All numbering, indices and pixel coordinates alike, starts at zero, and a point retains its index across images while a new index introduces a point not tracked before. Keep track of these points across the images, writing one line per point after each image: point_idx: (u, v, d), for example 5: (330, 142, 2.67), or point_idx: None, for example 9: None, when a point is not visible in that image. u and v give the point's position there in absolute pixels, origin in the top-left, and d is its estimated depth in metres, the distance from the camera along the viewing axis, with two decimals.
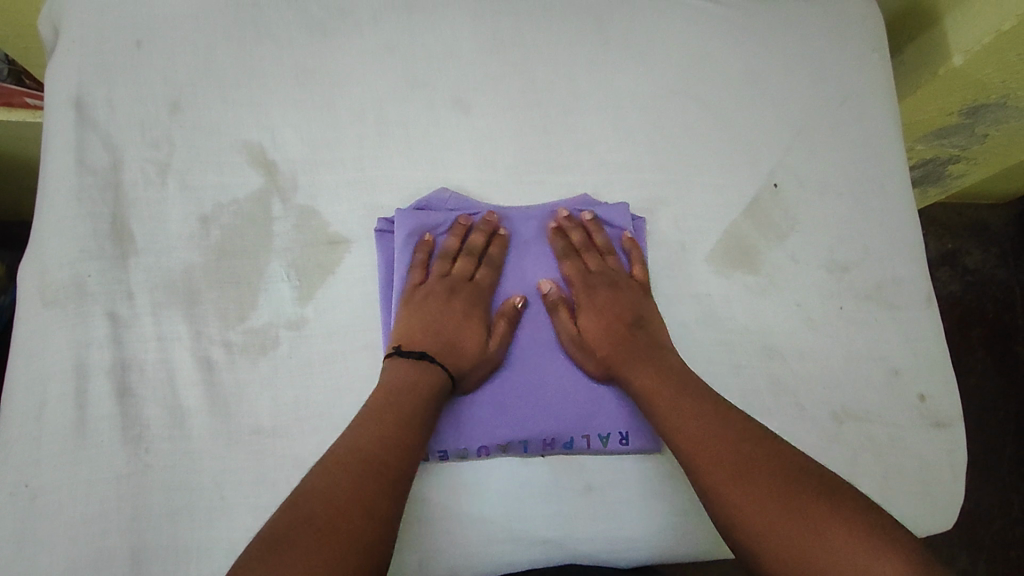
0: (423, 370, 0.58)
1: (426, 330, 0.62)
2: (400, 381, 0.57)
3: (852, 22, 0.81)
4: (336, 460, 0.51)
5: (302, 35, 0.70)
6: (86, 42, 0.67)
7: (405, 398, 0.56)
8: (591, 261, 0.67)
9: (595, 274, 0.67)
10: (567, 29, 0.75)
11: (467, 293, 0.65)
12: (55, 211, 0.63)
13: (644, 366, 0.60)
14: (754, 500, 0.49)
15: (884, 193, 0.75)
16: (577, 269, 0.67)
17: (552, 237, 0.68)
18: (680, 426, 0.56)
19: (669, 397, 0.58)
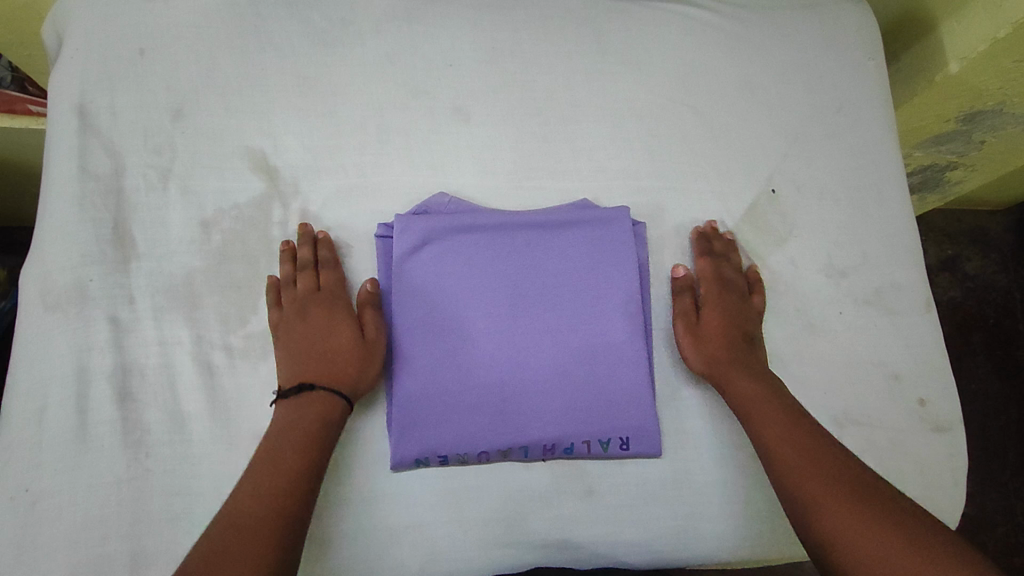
0: (310, 399, 0.57)
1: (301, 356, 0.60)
2: (288, 420, 0.57)
3: (849, 30, 0.81)
4: (218, 533, 0.50)
5: (304, 43, 0.71)
6: (90, 50, 0.68)
7: (288, 436, 0.55)
8: (728, 269, 0.69)
9: (728, 281, 0.68)
10: (567, 38, 0.75)
11: (318, 302, 0.62)
12: (58, 217, 0.63)
13: (755, 382, 0.62)
14: (846, 521, 0.51)
15: (882, 198, 0.75)
16: (712, 271, 0.69)
17: (701, 234, 0.70)
18: (773, 442, 0.58)
19: (768, 415, 0.60)
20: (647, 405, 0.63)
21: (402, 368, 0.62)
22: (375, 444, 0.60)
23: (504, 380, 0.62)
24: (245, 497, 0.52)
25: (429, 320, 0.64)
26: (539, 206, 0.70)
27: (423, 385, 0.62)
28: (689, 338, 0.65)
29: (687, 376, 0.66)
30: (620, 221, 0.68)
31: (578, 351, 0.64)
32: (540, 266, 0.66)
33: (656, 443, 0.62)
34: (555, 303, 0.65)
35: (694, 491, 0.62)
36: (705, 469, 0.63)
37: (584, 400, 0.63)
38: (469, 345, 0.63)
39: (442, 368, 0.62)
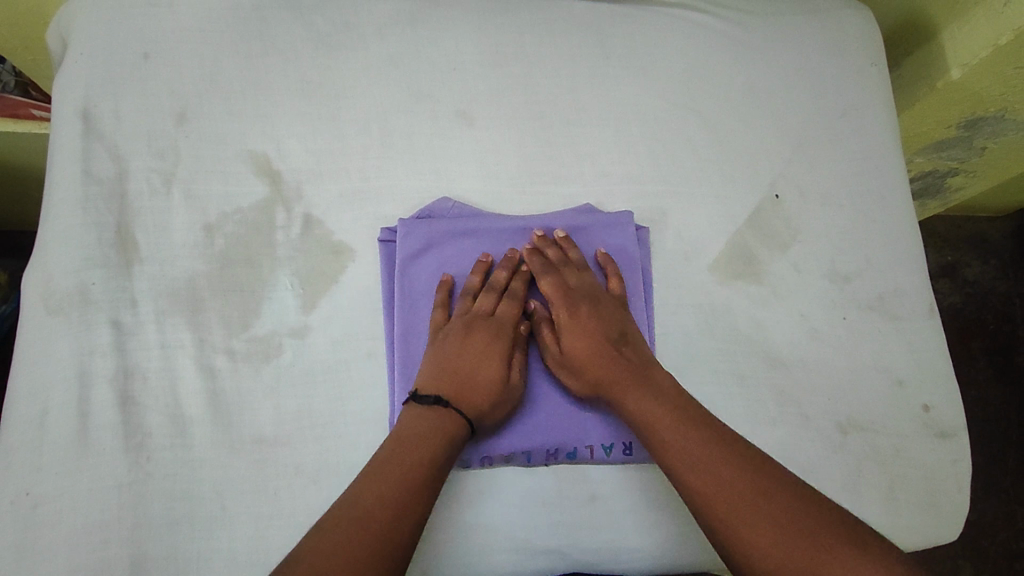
0: (441, 418, 0.55)
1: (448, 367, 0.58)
2: (420, 432, 0.54)
3: (851, 36, 0.82)
4: (336, 527, 0.48)
5: (308, 48, 0.71)
6: (94, 54, 0.68)
7: (417, 444, 0.53)
8: (570, 276, 0.64)
9: (574, 290, 0.63)
10: (569, 43, 0.76)
11: (487, 326, 0.61)
12: (61, 220, 0.63)
13: (638, 394, 0.57)
14: (770, 531, 0.48)
15: (885, 203, 0.75)
16: (555, 286, 0.63)
17: (529, 257, 0.65)
18: (677, 464, 0.53)
19: (663, 424, 0.55)
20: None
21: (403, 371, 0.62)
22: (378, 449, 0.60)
23: None
24: (366, 493, 0.50)
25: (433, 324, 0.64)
26: (541, 210, 0.70)
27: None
28: (560, 364, 0.61)
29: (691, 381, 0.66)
30: (624, 226, 0.69)
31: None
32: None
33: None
34: None
35: None
36: None
37: (581, 403, 0.63)
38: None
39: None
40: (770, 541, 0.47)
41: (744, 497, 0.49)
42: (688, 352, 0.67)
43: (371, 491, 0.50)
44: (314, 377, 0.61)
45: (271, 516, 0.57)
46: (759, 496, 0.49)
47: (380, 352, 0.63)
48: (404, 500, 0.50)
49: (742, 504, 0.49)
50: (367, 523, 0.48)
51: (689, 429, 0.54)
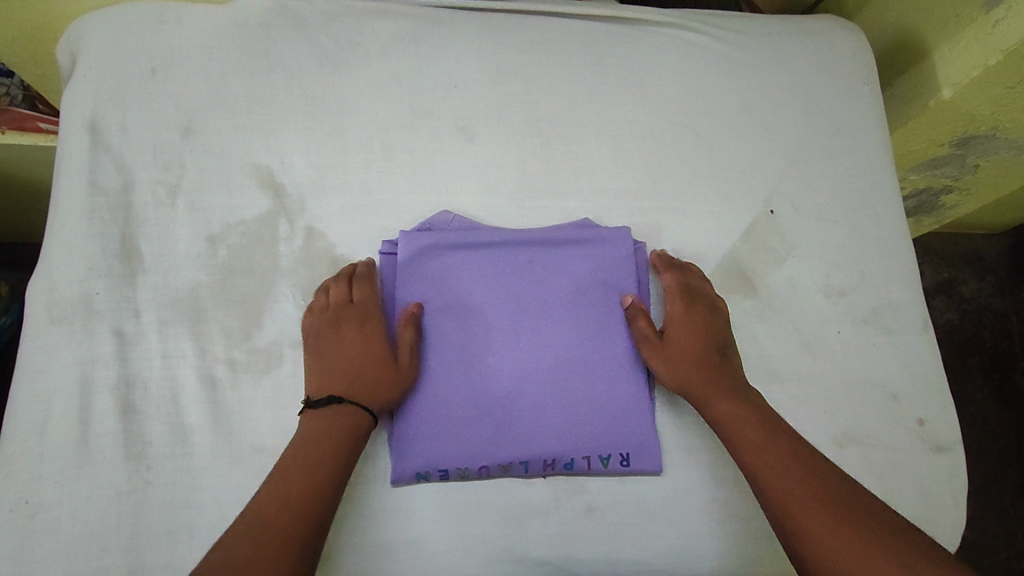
0: (340, 410, 0.58)
1: (330, 364, 0.61)
2: (319, 427, 0.57)
3: (844, 56, 0.83)
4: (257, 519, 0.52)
5: (312, 64, 0.72)
6: (103, 70, 0.70)
7: (319, 430, 0.57)
8: (690, 286, 0.68)
9: (694, 298, 0.67)
10: (568, 61, 0.77)
11: (348, 315, 0.63)
12: (66, 230, 0.64)
13: (728, 396, 0.62)
14: (821, 525, 0.53)
15: (878, 219, 0.76)
16: (678, 290, 0.68)
17: (657, 260, 0.70)
18: (748, 458, 0.58)
19: (739, 424, 0.60)
20: (647, 421, 0.64)
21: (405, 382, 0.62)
22: (378, 459, 0.60)
23: (505, 396, 0.63)
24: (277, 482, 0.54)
25: (436, 334, 0.64)
26: (539, 224, 0.71)
27: (428, 399, 0.62)
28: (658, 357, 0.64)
29: None
30: (621, 241, 0.69)
31: (580, 367, 0.65)
32: (545, 282, 0.67)
33: (655, 460, 0.63)
34: (558, 320, 0.66)
35: (694, 508, 0.62)
36: (705, 487, 0.63)
37: (592, 408, 0.63)
38: (478, 360, 0.64)
39: (447, 383, 0.63)
40: (836, 541, 0.52)
41: (801, 493, 0.55)
42: None
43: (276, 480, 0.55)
44: None
45: None
46: (825, 499, 0.54)
47: None
48: (315, 468, 0.55)
49: (801, 498, 0.54)
50: (296, 483, 0.54)
51: (755, 424, 0.60)
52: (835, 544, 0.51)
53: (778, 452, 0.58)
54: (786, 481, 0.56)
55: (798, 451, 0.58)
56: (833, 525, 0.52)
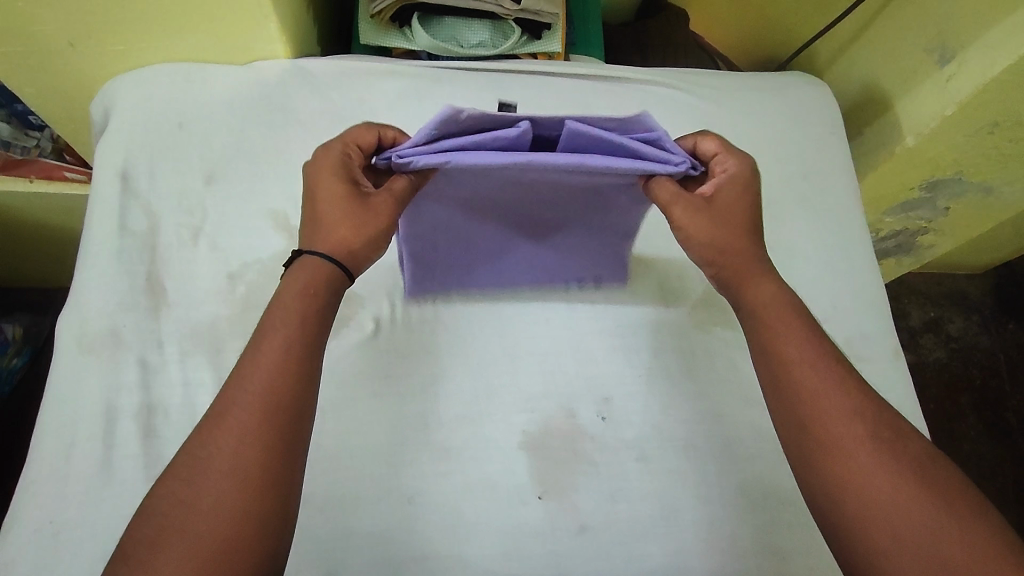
0: (310, 271, 0.56)
1: (309, 215, 0.59)
2: (287, 296, 0.54)
3: (812, 108, 0.91)
4: (210, 505, 0.45)
5: (325, 119, 0.80)
6: (135, 125, 0.77)
7: (272, 331, 0.52)
8: (742, 185, 0.62)
9: (739, 196, 0.62)
10: (559, 115, 0.84)
11: (337, 165, 0.59)
12: (97, 268, 0.69)
13: (763, 295, 0.59)
14: (882, 483, 0.48)
15: (849, 256, 0.82)
16: (734, 187, 0.62)
17: (728, 157, 0.63)
18: (807, 404, 0.52)
19: (798, 367, 0.54)
20: (621, 252, 0.76)
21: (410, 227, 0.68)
22: (381, 480, 0.64)
23: (502, 250, 0.74)
24: (218, 452, 0.47)
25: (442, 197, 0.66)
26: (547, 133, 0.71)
27: (434, 249, 0.71)
28: (692, 215, 0.60)
29: (675, 418, 0.70)
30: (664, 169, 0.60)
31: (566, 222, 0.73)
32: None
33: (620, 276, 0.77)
34: (562, 209, 0.69)
35: (683, 529, 0.65)
36: (693, 509, 0.66)
37: (579, 254, 0.75)
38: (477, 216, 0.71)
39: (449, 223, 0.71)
40: (904, 504, 0.47)
41: (864, 447, 0.49)
42: (672, 391, 0.72)
43: (215, 447, 0.47)
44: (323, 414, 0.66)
45: None
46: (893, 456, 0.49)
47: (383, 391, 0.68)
48: (273, 390, 0.49)
49: (843, 431, 0.50)
50: (256, 409, 0.48)
51: (811, 350, 0.55)
52: (881, 488, 0.47)
53: (833, 385, 0.52)
54: (831, 413, 0.51)
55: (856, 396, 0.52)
56: (876, 463, 0.48)
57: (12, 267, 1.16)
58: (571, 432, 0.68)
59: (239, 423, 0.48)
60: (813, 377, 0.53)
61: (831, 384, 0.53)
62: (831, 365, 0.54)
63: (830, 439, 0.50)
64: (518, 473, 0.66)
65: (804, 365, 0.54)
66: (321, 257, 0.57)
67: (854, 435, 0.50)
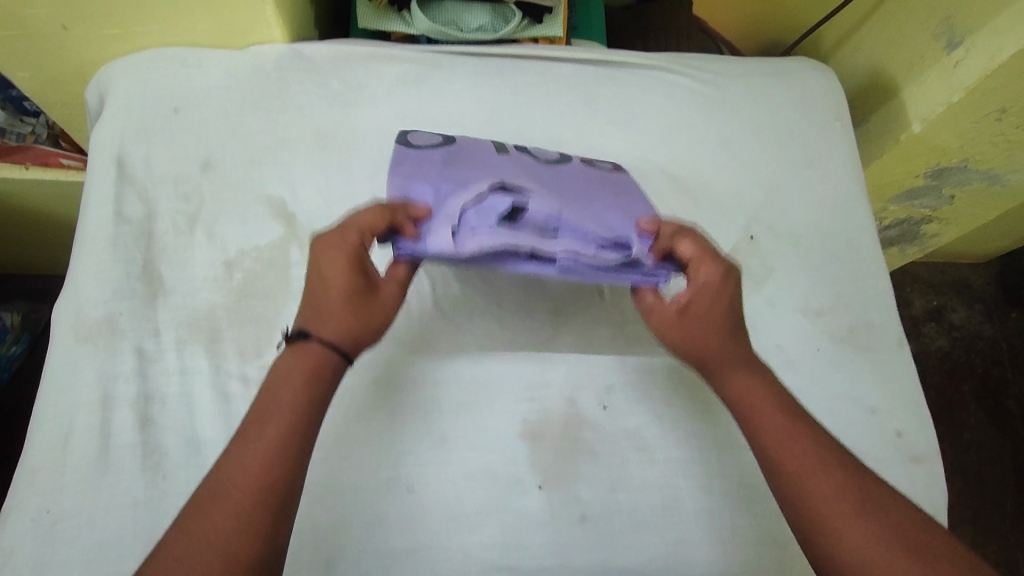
0: (314, 356, 0.55)
1: (314, 301, 0.57)
2: (282, 374, 0.54)
3: (817, 93, 0.90)
4: None
5: (323, 104, 0.78)
6: (130, 110, 0.75)
7: (266, 409, 0.52)
8: (724, 303, 0.59)
9: (722, 312, 0.59)
10: (560, 100, 0.83)
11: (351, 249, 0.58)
12: (92, 255, 0.69)
13: (745, 385, 0.58)
14: (878, 560, 0.49)
15: (854, 244, 0.81)
16: (717, 307, 0.59)
17: (715, 275, 0.59)
18: (800, 483, 0.53)
19: (792, 443, 0.54)
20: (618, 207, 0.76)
21: (411, 172, 0.66)
22: (379, 469, 0.63)
23: None
24: (209, 534, 0.46)
25: (443, 201, 0.64)
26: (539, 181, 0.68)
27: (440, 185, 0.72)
28: (664, 324, 0.61)
29: (677, 407, 0.70)
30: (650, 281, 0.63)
31: (566, 168, 0.73)
32: (550, 201, 0.64)
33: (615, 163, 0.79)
34: None
35: (685, 518, 0.65)
36: (694, 498, 0.66)
37: None
38: (484, 162, 0.69)
39: (453, 159, 0.69)
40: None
41: (859, 523, 0.50)
42: (674, 380, 0.71)
43: (200, 538, 0.46)
44: None
45: None
46: (888, 530, 0.50)
47: (382, 379, 0.67)
48: (265, 469, 0.49)
49: (839, 510, 0.51)
50: (250, 491, 0.48)
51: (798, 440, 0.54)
52: (877, 564, 0.48)
53: (823, 462, 0.53)
54: (824, 490, 0.52)
55: (847, 469, 0.53)
56: (872, 540, 0.49)
57: (8, 254, 1.15)
58: (571, 421, 0.68)
59: (233, 505, 0.48)
60: (798, 461, 0.53)
61: (822, 459, 0.53)
62: (820, 439, 0.55)
63: (826, 519, 0.51)
64: (518, 462, 0.65)
65: (788, 450, 0.54)
66: (322, 345, 0.55)
67: (849, 513, 0.51)
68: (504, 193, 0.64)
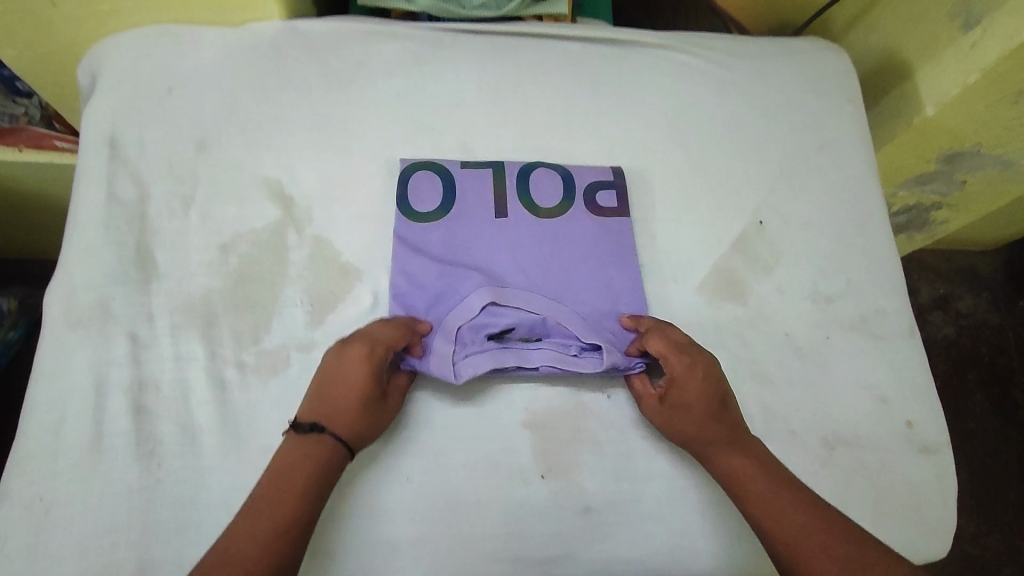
0: (318, 446, 0.56)
1: (324, 396, 0.59)
2: (287, 458, 0.56)
3: (829, 75, 0.87)
4: None
5: (320, 84, 0.76)
6: (122, 89, 0.73)
7: (271, 488, 0.54)
8: (716, 411, 0.62)
9: (715, 417, 0.61)
10: (564, 81, 0.81)
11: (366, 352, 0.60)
12: (84, 238, 0.67)
13: (737, 460, 0.60)
14: None
15: (865, 230, 0.79)
16: (709, 413, 0.61)
17: (705, 387, 0.62)
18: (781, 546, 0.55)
19: (772, 507, 0.57)
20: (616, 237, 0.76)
21: (412, 263, 0.69)
22: (378, 458, 0.62)
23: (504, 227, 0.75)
24: None
25: (448, 297, 0.67)
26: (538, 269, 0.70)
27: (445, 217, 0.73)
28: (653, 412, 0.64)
29: None
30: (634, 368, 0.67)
31: (568, 226, 0.73)
32: (539, 308, 0.68)
33: (616, 172, 0.76)
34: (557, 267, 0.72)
35: (690, 509, 0.64)
36: (700, 488, 0.65)
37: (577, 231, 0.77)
38: (483, 244, 0.71)
39: (453, 240, 0.70)
40: None
41: None
42: None
43: None
44: None
45: None
46: None
47: None
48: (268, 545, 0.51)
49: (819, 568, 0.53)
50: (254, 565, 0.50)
51: (798, 509, 0.56)
52: None
53: (801, 525, 0.55)
54: (805, 553, 0.54)
55: (827, 528, 0.55)
56: None
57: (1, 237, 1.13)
58: (574, 410, 0.66)
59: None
60: (775, 523, 0.56)
61: (802, 522, 0.55)
62: (799, 500, 0.57)
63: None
64: (520, 451, 0.64)
65: (766, 514, 0.57)
66: (333, 440, 0.57)
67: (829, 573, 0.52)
68: (496, 308, 0.66)
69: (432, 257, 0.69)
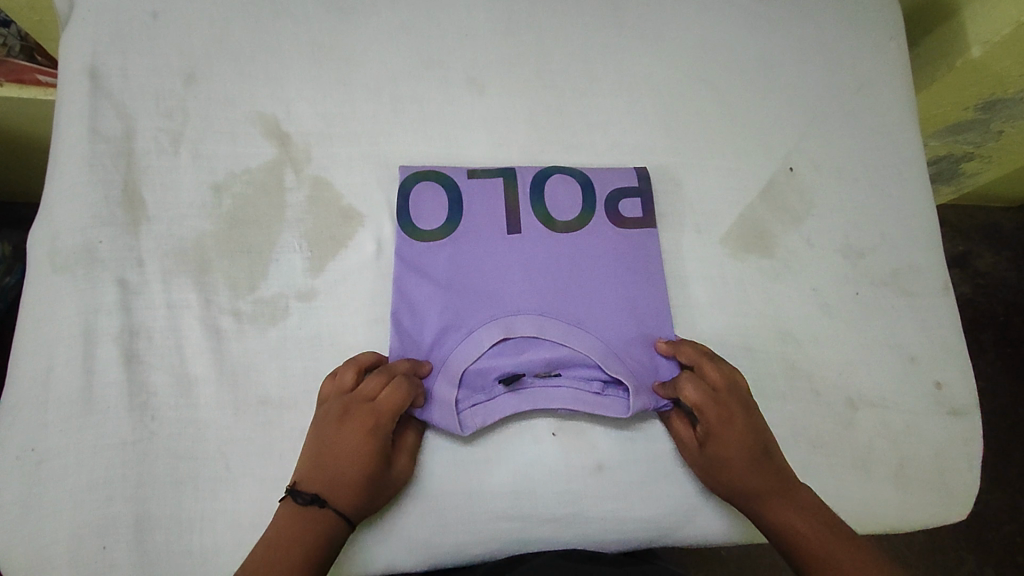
0: (317, 519, 0.52)
1: (324, 466, 0.54)
2: (284, 527, 0.52)
3: (872, 9, 0.79)
4: None
5: (318, 10, 0.70)
6: (103, 13, 0.67)
7: (266, 554, 0.50)
8: (757, 465, 0.57)
9: (755, 470, 0.57)
10: (584, 10, 0.74)
11: (367, 416, 0.55)
12: (66, 176, 0.62)
13: (785, 507, 0.56)
14: None
15: (900, 179, 0.74)
16: (749, 465, 0.57)
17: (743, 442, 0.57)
18: None
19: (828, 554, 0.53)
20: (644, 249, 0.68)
21: (411, 288, 0.62)
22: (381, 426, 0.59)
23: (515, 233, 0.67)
24: None
25: (452, 332, 0.61)
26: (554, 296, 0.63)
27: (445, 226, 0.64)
28: (694, 458, 0.59)
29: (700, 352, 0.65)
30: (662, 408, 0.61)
31: (588, 240, 0.65)
32: (557, 339, 0.61)
33: (641, 175, 0.69)
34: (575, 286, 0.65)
35: None
36: None
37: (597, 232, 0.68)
38: (495, 264, 0.63)
39: (459, 259, 0.63)
40: None
41: None
42: (698, 323, 0.66)
43: None
44: (320, 342, 0.61)
45: (278, 479, 0.57)
46: None
47: (386, 317, 0.62)
48: None
49: None
50: None
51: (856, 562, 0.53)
52: None
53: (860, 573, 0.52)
54: None
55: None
56: None
57: None
58: None
59: None
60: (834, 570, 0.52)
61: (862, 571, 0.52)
62: (855, 551, 0.53)
63: None
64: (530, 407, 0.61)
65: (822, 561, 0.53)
66: (337, 516, 0.52)
67: None
68: (505, 347, 0.60)
69: (436, 282, 0.62)
